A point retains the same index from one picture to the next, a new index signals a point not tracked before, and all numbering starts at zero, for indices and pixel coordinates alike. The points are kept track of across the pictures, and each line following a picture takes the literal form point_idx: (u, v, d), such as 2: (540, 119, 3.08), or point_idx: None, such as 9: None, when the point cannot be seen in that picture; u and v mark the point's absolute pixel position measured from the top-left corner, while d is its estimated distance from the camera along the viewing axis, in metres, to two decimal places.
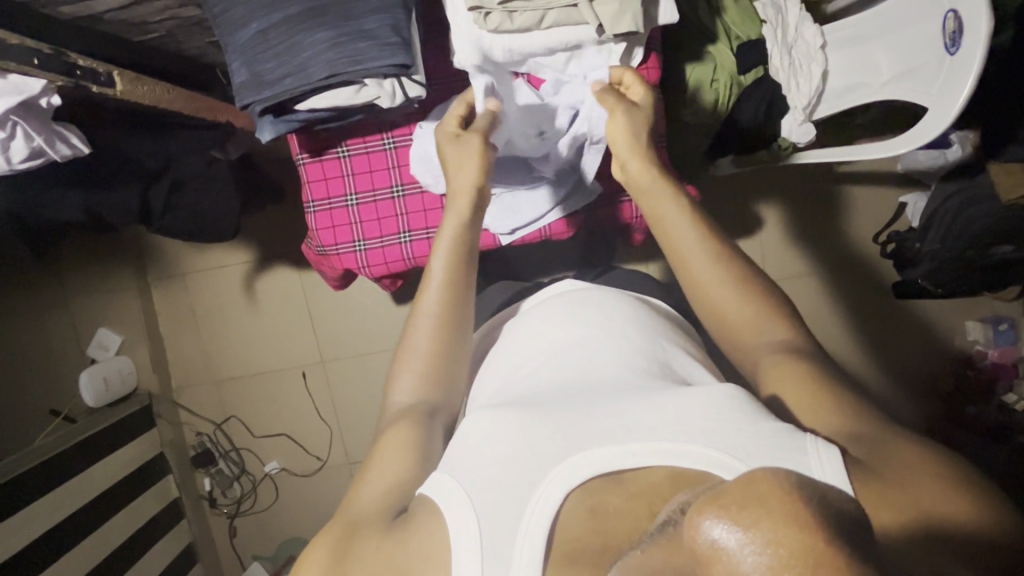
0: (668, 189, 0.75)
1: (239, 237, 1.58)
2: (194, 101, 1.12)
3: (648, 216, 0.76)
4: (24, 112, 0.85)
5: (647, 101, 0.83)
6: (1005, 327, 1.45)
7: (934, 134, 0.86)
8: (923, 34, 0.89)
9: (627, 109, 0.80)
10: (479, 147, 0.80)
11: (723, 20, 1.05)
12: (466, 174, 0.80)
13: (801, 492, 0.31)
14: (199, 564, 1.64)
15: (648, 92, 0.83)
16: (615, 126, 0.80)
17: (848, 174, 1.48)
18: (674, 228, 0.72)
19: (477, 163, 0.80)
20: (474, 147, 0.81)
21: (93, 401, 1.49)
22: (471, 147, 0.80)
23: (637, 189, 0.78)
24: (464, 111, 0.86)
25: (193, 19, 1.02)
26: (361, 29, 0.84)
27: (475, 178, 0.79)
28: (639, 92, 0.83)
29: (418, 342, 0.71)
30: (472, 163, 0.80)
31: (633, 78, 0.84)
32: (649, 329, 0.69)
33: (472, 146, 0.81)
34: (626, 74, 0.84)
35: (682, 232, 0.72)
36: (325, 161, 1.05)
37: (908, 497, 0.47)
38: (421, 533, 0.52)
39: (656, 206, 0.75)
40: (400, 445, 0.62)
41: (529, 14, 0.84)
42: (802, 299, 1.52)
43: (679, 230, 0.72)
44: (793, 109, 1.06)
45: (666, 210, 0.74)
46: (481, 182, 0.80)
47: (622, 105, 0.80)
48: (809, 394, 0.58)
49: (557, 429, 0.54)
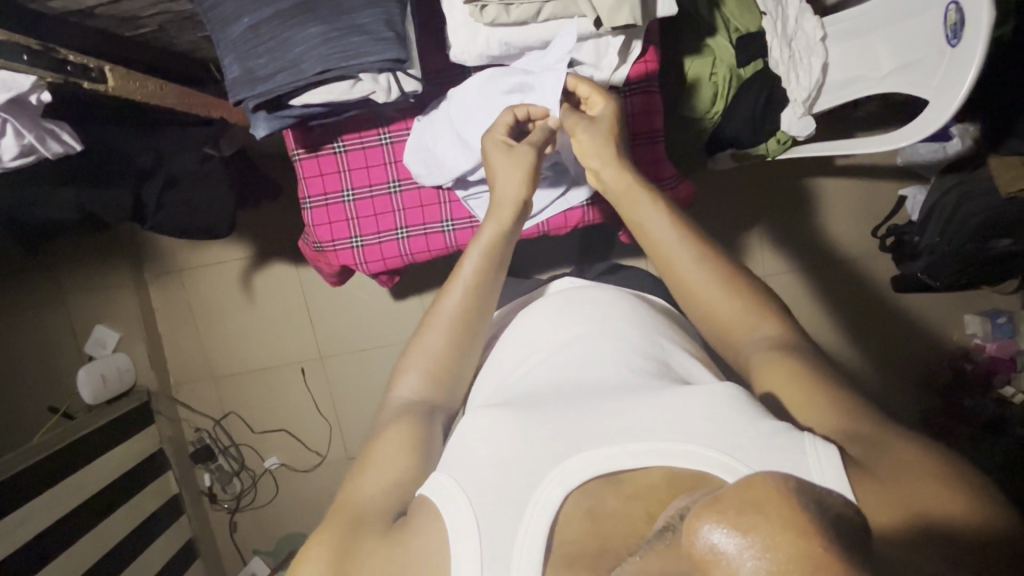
0: (647, 193, 0.75)
1: (235, 233, 1.58)
2: (187, 97, 1.10)
3: (631, 224, 0.75)
4: (14, 108, 0.84)
5: (608, 110, 0.80)
6: (1004, 320, 1.45)
7: (936, 128, 0.85)
8: (924, 26, 0.88)
9: (586, 127, 0.78)
10: (528, 159, 0.78)
11: (722, 12, 1.05)
12: (515, 181, 0.78)
13: (800, 497, 0.31)
14: (199, 559, 1.65)
15: (608, 100, 0.80)
16: (587, 137, 0.78)
17: (848, 167, 1.47)
18: (657, 237, 0.72)
19: (524, 174, 0.78)
20: (528, 159, 0.79)
21: (90, 398, 1.49)
22: (526, 158, 0.78)
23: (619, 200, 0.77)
24: (511, 119, 0.83)
25: (185, 13, 1.00)
26: (355, 24, 0.82)
27: (522, 189, 0.78)
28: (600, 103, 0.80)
29: (431, 339, 0.71)
30: (519, 174, 0.78)
31: (589, 87, 0.81)
32: (649, 328, 0.69)
33: (525, 156, 0.79)
34: (583, 85, 0.81)
35: (664, 235, 0.72)
36: (320, 157, 1.04)
37: (905, 497, 0.47)
38: (420, 536, 0.52)
39: (637, 212, 0.74)
40: (403, 443, 0.62)
41: (525, 7, 0.84)
42: (799, 294, 1.52)
43: (662, 234, 0.72)
44: (793, 101, 1.05)
45: (649, 217, 0.73)
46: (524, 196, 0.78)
47: (583, 123, 0.79)
48: (805, 390, 0.57)
49: (557, 431, 0.53)
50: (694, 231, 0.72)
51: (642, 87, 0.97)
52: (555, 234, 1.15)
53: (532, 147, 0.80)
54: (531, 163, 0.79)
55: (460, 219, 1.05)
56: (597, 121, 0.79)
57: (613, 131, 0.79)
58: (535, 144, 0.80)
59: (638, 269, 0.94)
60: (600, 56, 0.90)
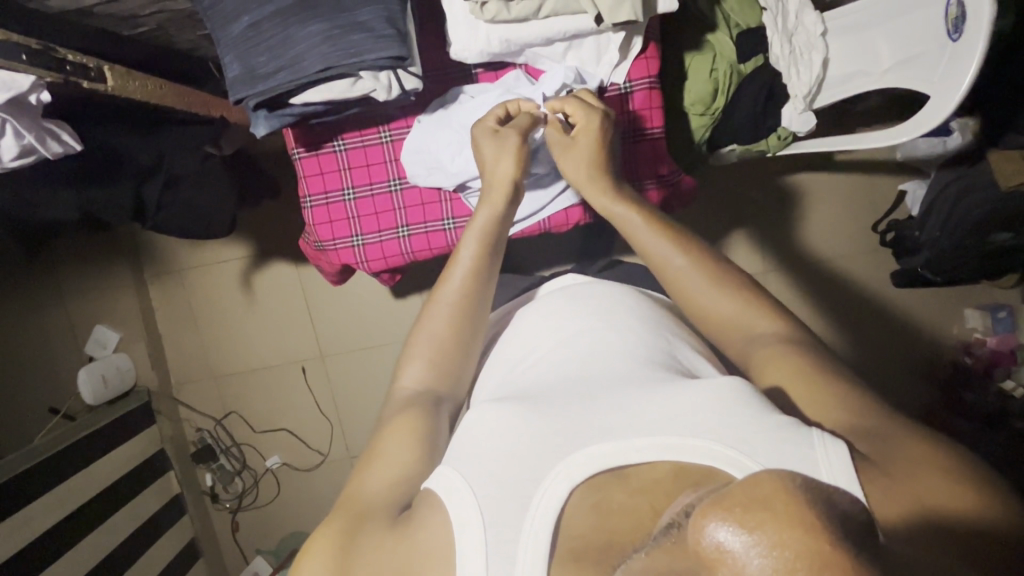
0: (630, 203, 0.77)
1: (234, 232, 1.57)
2: (184, 95, 1.10)
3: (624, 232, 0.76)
4: (14, 109, 0.83)
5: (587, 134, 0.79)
6: (1004, 314, 1.46)
7: (937, 123, 0.84)
8: (926, 19, 0.88)
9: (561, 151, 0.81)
10: (516, 142, 0.80)
11: (723, 7, 1.05)
12: (501, 170, 0.79)
13: (808, 494, 0.31)
14: (202, 559, 1.64)
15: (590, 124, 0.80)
16: (570, 157, 0.80)
17: (848, 162, 1.47)
18: (645, 242, 0.73)
19: (512, 158, 0.79)
20: (512, 142, 0.80)
21: (92, 399, 1.49)
22: (510, 141, 0.80)
23: (606, 214, 0.77)
24: (503, 112, 0.85)
25: (183, 12, 1.00)
26: (354, 21, 0.82)
27: (511, 173, 0.79)
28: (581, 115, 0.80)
29: (434, 329, 0.71)
30: (508, 158, 0.79)
31: (575, 105, 0.81)
32: (654, 322, 0.69)
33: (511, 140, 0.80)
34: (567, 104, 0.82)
35: (650, 244, 0.73)
36: (321, 156, 1.03)
37: (912, 493, 0.47)
38: (425, 530, 0.52)
39: (624, 221, 0.76)
40: (410, 436, 0.62)
41: (525, 4, 0.84)
42: (797, 289, 1.52)
43: (647, 243, 0.73)
44: (793, 97, 1.04)
45: (638, 229, 0.75)
46: (517, 175, 0.79)
47: (564, 146, 0.81)
48: (809, 387, 0.57)
49: (560, 423, 0.53)
50: (686, 239, 0.73)
51: (647, 82, 0.96)
52: (557, 232, 1.14)
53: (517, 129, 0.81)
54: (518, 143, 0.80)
55: (461, 217, 1.04)
56: (575, 141, 0.80)
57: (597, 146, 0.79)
58: (520, 128, 0.82)
59: (639, 265, 0.94)
60: (600, 53, 0.92)
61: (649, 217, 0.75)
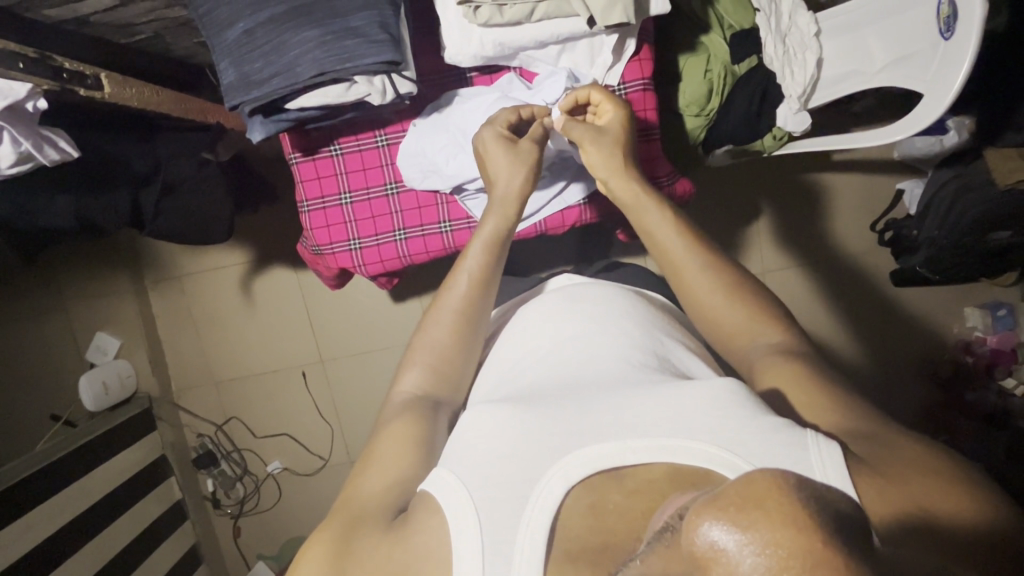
0: (652, 198, 0.74)
1: (233, 239, 1.58)
2: (183, 103, 1.10)
3: (640, 228, 0.75)
4: (11, 116, 0.85)
5: (615, 116, 0.81)
6: (1003, 312, 1.45)
7: (933, 118, 0.84)
8: (917, 18, 0.88)
9: (593, 138, 0.79)
10: (525, 156, 0.81)
11: (717, 8, 1.07)
12: (516, 181, 0.80)
13: (800, 493, 0.31)
14: (205, 564, 1.64)
15: (617, 108, 0.81)
16: (593, 143, 0.79)
17: (845, 162, 1.47)
18: (665, 240, 0.72)
19: (519, 172, 0.80)
20: (524, 156, 0.81)
21: (92, 405, 1.49)
22: (520, 152, 0.81)
23: (633, 204, 0.75)
24: (513, 117, 0.86)
25: (180, 19, 1.01)
26: (349, 27, 0.83)
27: (517, 184, 0.80)
28: (608, 109, 0.82)
29: (436, 334, 0.71)
30: (516, 170, 0.80)
31: (603, 97, 0.82)
32: (650, 324, 0.69)
33: (523, 154, 0.82)
34: (595, 92, 0.83)
35: (670, 238, 0.72)
36: (317, 160, 1.04)
37: (903, 493, 0.47)
38: (421, 533, 0.52)
39: (645, 220, 0.74)
40: (406, 442, 0.62)
41: (518, 7, 0.85)
42: (796, 289, 1.52)
43: (669, 242, 0.72)
44: (787, 97, 1.02)
45: (659, 224, 0.73)
46: (525, 192, 0.80)
47: (592, 130, 0.80)
48: (803, 392, 0.58)
49: (558, 426, 0.53)
50: (697, 234, 0.72)
51: (641, 84, 0.96)
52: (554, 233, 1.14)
53: (533, 146, 0.83)
54: (533, 162, 0.82)
55: (458, 220, 1.04)
56: (606, 130, 0.80)
57: (621, 139, 0.80)
58: (535, 139, 0.84)
59: (637, 266, 0.95)
60: (594, 55, 0.93)
61: (671, 211, 0.74)
